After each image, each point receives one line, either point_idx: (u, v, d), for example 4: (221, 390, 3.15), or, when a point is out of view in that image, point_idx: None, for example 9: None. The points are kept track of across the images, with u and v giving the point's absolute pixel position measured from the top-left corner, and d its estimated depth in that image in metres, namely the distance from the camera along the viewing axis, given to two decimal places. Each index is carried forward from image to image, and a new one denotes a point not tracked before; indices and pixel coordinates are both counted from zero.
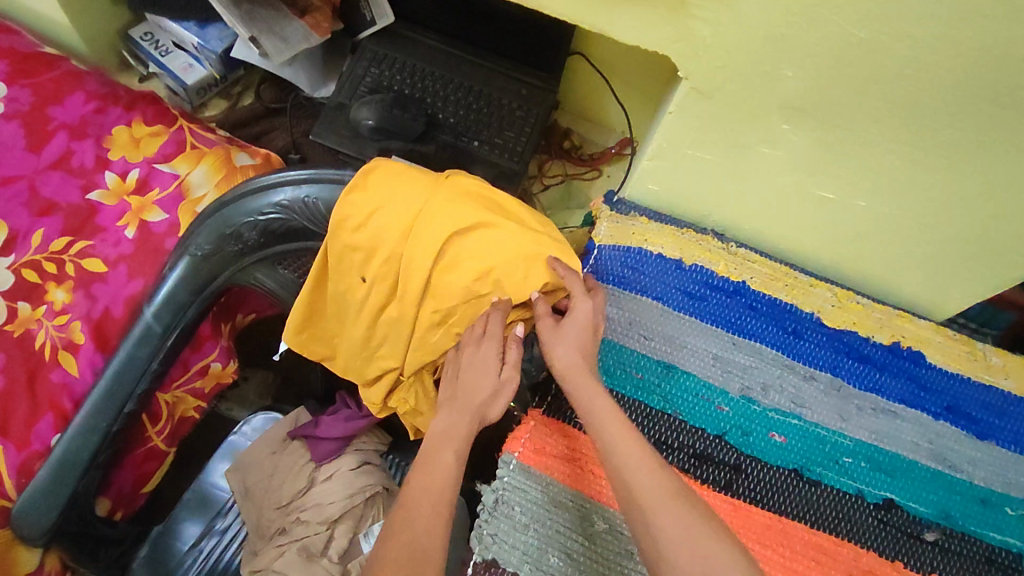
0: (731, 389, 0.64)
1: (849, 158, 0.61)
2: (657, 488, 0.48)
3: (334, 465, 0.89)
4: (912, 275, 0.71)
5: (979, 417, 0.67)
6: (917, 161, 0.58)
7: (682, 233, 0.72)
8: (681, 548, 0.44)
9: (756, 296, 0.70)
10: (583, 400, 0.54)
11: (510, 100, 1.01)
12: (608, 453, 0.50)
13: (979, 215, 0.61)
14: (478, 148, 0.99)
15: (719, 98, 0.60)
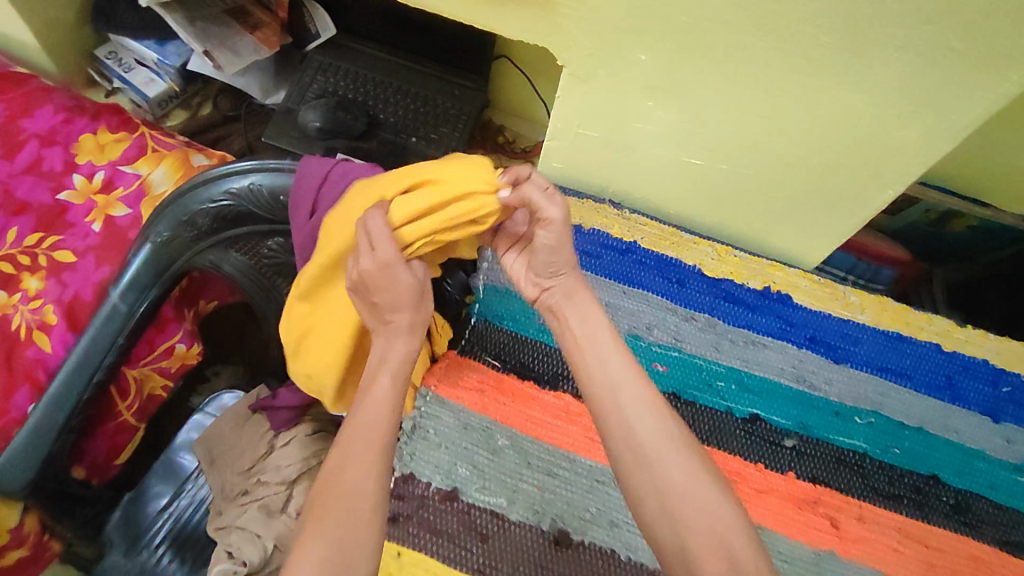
0: (621, 328, 0.75)
1: (707, 129, 0.71)
2: (663, 437, 0.55)
3: (291, 432, 0.99)
4: (782, 230, 0.80)
5: (837, 346, 0.77)
6: (760, 127, 0.68)
7: (582, 203, 0.83)
8: (681, 485, 0.53)
9: (645, 253, 0.81)
10: (591, 328, 0.62)
11: (444, 100, 1.13)
12: (618, 387, 0.58)
13: (820, 172, 0.70)
14: (416, 143, 1.10)
15: (593, 82, 0.70)
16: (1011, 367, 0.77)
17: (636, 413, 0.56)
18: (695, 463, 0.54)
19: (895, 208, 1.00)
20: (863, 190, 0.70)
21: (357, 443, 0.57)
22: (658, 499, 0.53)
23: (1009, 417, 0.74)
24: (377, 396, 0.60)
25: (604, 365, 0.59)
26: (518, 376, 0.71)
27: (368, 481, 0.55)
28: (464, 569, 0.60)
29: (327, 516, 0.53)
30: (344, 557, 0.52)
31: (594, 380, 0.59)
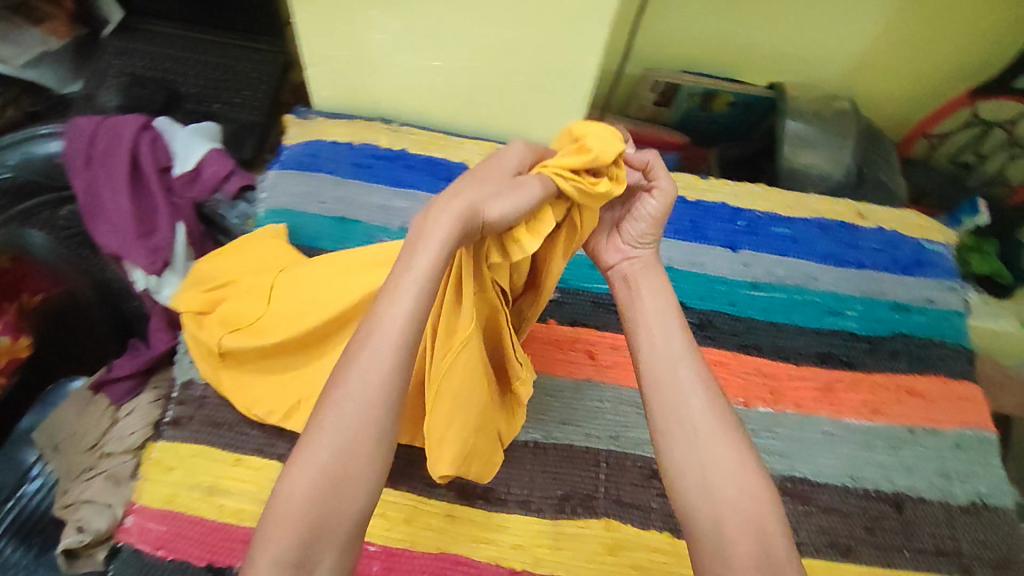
0: (392, 225, 0.82)
1: (430, 30, 0.77)
2: (715, 415, 0.54)
3: (133, 402, 0.91)
4: (535, 121, 0.87)
5: None
6: (471, 20, 0.75)
7: (354, 123, 0.89)
8: (730, 474, 0.51)
9: (413, 158, 0.87)
10: (655, 306, 0.60)
11: (246, 66, 1.17)
12: (679, 364, 0.56)
13: (537, 55, 0.78)
14: (220, 109, 1.14)
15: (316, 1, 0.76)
16: (745, 205, 0.87)
17: (689, 388, 0.55)
18: (743, 447, 0.53)
19: (664, 96, 1.07)
20: (578, 58, 0.77)
21: (364, 363, 0.47)
22: (697, 477, 0.52)
23: (746, 245, 0.84)
24: (395, 311, 0.48)
25: (656, 340, 0.58)
26: None
27: (372, 408, 0.47)
28: (243, 451, 0.64)
29: (318, 444, 0.46)
30: (333, 493, 0.45)
31: (649, 353, 0.57)
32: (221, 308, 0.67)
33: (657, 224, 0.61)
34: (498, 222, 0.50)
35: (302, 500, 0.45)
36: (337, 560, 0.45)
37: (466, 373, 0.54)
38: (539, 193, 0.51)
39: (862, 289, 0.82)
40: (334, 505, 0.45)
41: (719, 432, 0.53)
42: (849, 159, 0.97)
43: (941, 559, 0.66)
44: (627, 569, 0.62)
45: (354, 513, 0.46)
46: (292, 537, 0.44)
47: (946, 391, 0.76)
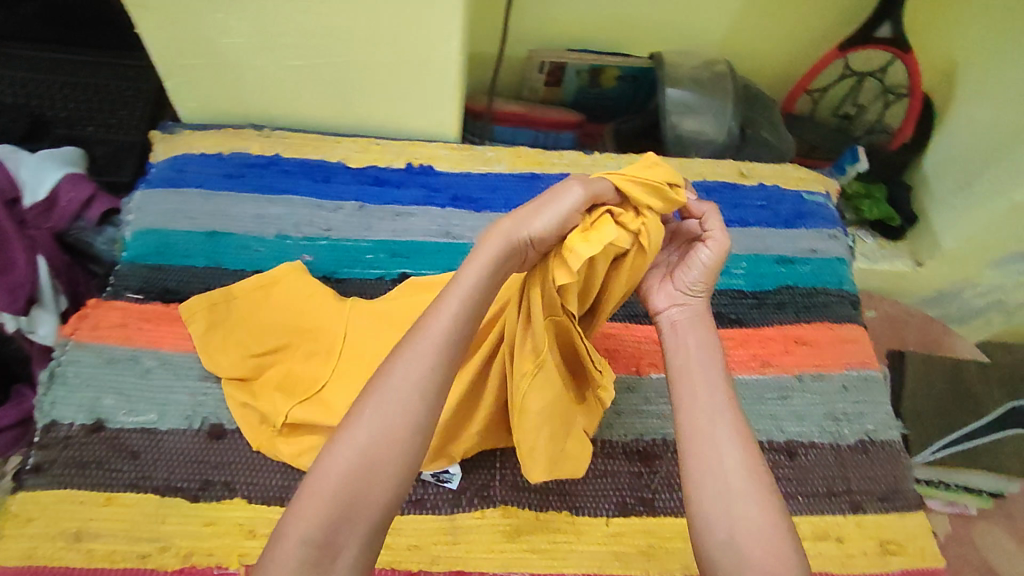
0: (268, 234, 0.77)
1: (283, 27, 0.73)
2: (748, 473, 0.52)
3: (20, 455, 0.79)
4: (411, 111, 0.85)
5: (478, 196, 0.83)
6: (322, 13, 0.71)
7: (222, 133, 0.84)
8: (760, 531, 0.50)
9: (288, 162, 0.83)
10: (699, 356, 0.59)
11: (119, 84, 1.03)
12: (718, 417, 0.55)
13: (399, 43, 0.75)
14: (94, 133, 0.99)
15: (154, 6, 0.70)
16: None
17: (724, 445, 0.54)
18: (772, 508, 0.51)
19: (554, 77, 1.07)
20: (441, 43, 0.75)
21: (412, 355, 0.49)
22: (723, 532, 0.50)
23: None
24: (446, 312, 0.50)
25: (697, 393, 0.57)
26: (163, 300, 0.71)
27: (415, 398, 0.48)
28: (115, 489, 0.60)
29: (360, 428, 0.47)
30: (369, 476, 0.46)
31: (687, 403, 0.56)
32: (271, 374, 0.66)
33: (712, 269, 0.60)
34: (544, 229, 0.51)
35: (339, 477, 0.45)
36: (361, 552, 0.45)
37: (541, 397, 0.55)
38: (581, 195, 0.52)
39: (747, 248, 0.83)
40: (362, 491, 0.45)
41: (751, 490, 0.51)
42: (731, 120, 0.98)
43: (833, 500, 0.67)
44: (527, 554, 0.61)
45: (383, 502, 0.46)
46: (322, 515, 0.44)
47: (832, 336, 0.78)
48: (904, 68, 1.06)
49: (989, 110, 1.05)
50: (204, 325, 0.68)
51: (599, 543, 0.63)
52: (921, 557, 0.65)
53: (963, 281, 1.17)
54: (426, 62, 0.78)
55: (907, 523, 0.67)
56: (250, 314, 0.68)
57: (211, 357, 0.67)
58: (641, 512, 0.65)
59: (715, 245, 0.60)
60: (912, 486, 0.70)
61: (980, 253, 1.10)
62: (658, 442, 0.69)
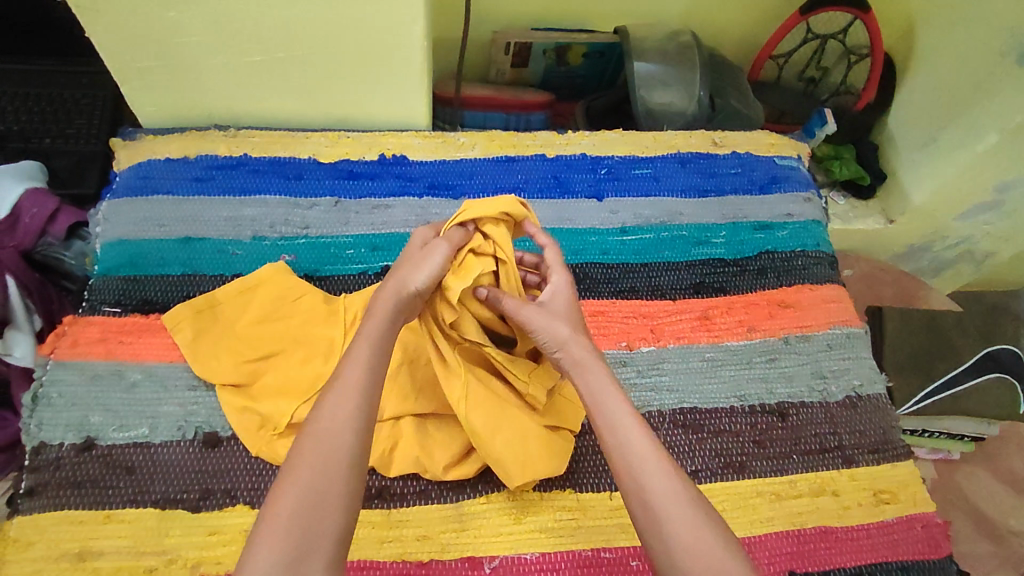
0: (244, 236, 0.75)
1: (240, 22, 0.70)
2: (682, 498, 0.48)
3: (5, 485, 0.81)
4: (380, 101, 0.84)
5: (454, 183, 0.82)
6: (280, 5, 0.69)
7: (185, 135, 0.81)
8: (698, 553, 0.46)
9: (257, 161, 0.81)
10: (593, 382, 0.54)
11: (72, 92, 0.99)
12: (625, 446, 0.50)
13: (362, 31, 0.73)
14: (51, 144, 0.95)
15: (103, 8, 0.67)
16: (605, 152, 0.87)
17: (653, 476, 0.49)
18: (714, 528, 0.47)
19: (520, 57, 1.06)
20: (404, 28, 0.73)
21: (336, 397, 0.50)
22: (673, 569, 0.46)
23: (611, 192, 0.84)
24: (358, 359, 0.52)
25: (614, 426, 0.51)
26: (143, 311, 0.69)
27: (348, 433, 0.49)
28: (113, 506, 0.59)
29: (297, 476, 0.47)
30: (314, 512, 0.46)
31: (605, 438, 0.51)
32: (268, 380, 0.66)
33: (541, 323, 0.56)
34: (430, 277, 0.55)
35: (286, 518, 0.45)
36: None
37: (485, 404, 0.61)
38: (443, 247, 0.56)
39: (725, 216, 0.84)
40: (314, 523, 0.45)
41: (690, 516, 0.48)
42: (700, 90, 0.98)
43: (826, 456, 0.69)
44: (536, 535, 0.62)
45: (336, 534, 0.46)
46: (278, 561, 0.44)
47: (814, 298, 0.79)
48: (865, 27, 1.10)
49: (948, 65, 1.07)
50: (191, 333, 0.67)
51: (605, 517, 0.64)
52: (914, 503, 0.68)
53: (933, 234, 1.21)
54: (390, 51, 0.76)
55: (897, 472, 0.70)
56: (239, 318, 0.68)
57: (203, 363, 0.66)
58: None
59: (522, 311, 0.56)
60: (899, 436, 0.72)
61: (948, 207, 1.13)
62: (653, 415, 0.70)
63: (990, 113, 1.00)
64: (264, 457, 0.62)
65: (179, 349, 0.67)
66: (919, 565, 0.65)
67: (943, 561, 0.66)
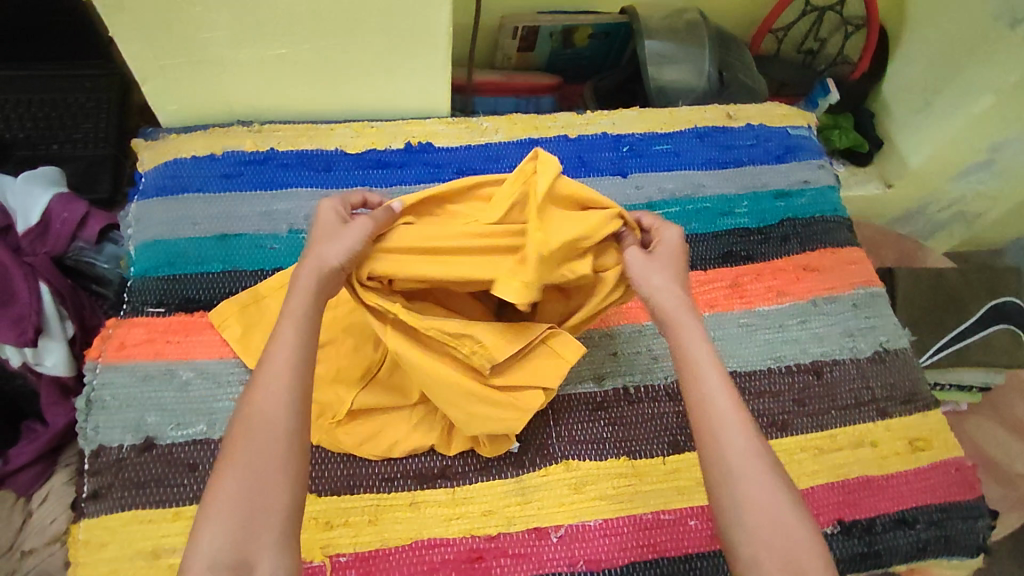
0: (280, 230, 0.75)
1: (266, 14, 0.70)
2: (755, 456, 0.50)
3: (46, 486, 0.75)
4: (402, 90, 0.84)
5: (482, 167, 0.83)
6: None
7: (210, 133, 0.81)
8: (762, 512, 0.48)
9: (284, 155, 0.80)
10: (683, 341, 0.56)
11: (76, 96, 0.96)
12: (708, 403, 0.52)
13: (389, 20, 0.73)
14: (60, 150, 0.94)
15: (130, 7, 0.67)
16: (624, 130, 0.89)
17: (727, 430, 0.51)
18: (781, 486, 0.50)
19: (527, 41, 1.06)
20: (430, 16, 0.73)
21: (265, 382, 0.50)
22: (735, 522, 0.49)
23: (634, 168, 0.86)
24: (284, 341, 0.52)
25: (702, 378, 0.54)
26: (187, 310, 0.69)
27: (283, 413, 0.49)
28: (181, 503, 0.59)
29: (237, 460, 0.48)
30: (254, 495, 0.47)
31: (688, 393, 0.54)
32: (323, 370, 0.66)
33: (637, 273, 0.59)
34: (345, 251, 0.55)
35: (226, 505, 0.46)
36: (276, 557, 0.46)
37: (436, 374, 0.58)
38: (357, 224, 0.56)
39: (746, 186, 0.87)
40: (254, 507, 0.46)
41: (759, 472, 0.50)
42: (708, 66, 1.00)
43: (862, 409, 0.72)
44: (597, 502, 0.64)
45: (283, 508, 0.47)
46: (222, 542, 0.45)
47: (837, 260, 0.82)
48: None
49: (940, 32, 1.10)
50: (240, 329, 0.67)
51: (660, 481, 0.66)
52: (946, 449, 0.71)
53: (929, 197, 1.25)
54: (415, 38, 0.76)
55: (929, 420, 0.73)
56: (284, 312, 0.67)
57: (255, 355, 0.66)
58: (693, 447, 0.68)
59: (629, 252, 0.60)
60: (927, 387, 0.76)
61: (945, 169, 1.17)
62: None
63: (985, 75, 1.03)
64: (327, 445, 0.63)
65: (229, 344, 0.67)
66: (957, 506, 0.69)
67: (978, 501, 0.69)
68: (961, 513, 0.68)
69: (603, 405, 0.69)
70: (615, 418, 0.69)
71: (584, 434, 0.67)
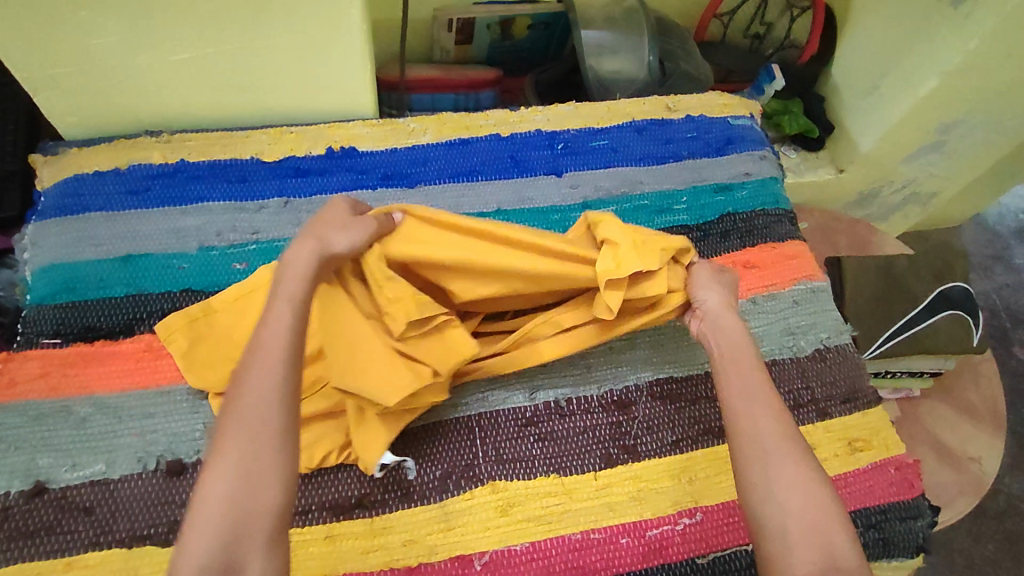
0: (189, 248, 0.71)
1: (157, 17, 0.65)
2: (789, 440, 0.53)
3: None
4: (321, 93, 0.79)
5: (409, 171, 0.79)
6: None
7: (114, 145, 0.76)
8: (794, 491, 0.50)
9: (196, 167, 0.76)
10: (726, 336, 0.60)
11: None
12: (749, 390, 0.56)
13: (292, 19, 0.68)
14: None
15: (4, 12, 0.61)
16: (560, 127, 0.85)
17: (760, 415, 0.54)
18: (811, 469, 0.51)
19: (463, 34, 1.02)
20: (339, 14, 0.69)
21: (257, 372, 0.50)
22: (764, 495, 0.50)
23: (569, 167, 0.83)
24: (274, 329, 0.53)
25: (740, 373, 0.57)
26: (86, 340, 0.65)
27: (273, 410, 0.49)
28: (74, 552, 0.56)
29: (226, 460, 0.47)
30: (248, 490, 0.46)
31: (732, 380, 0.57)
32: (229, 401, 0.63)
33: (699, 285, 0.63)
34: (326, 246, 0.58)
35: (220, 500, 0.46)
36: (266, 560, 0.45)
37: (354, 323, 0.58)
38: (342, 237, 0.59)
39: (684, 182, 0.84)
40: (250, 500, 0.46)
41: (792, 453, 0.52)
42: (649, 56, 0.96)
43: (801, 411, 0.70)
44: (524, 525, 0.62)
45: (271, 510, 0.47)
46: (214, 537, 0.45)
47: (777, 256, 0.80)
48: None
49: (885, 13, 1.08)
50: (186, 342, 0.64)
51: (591, 498, 0.64)
52: (886, 448, 0.70)
53: (882, 179, 1.23)
54: (327, 38, 0.72)
55: (869, 419, 0.71)
56: (235, 326, 0.65)
57: (198, 372, 0.63)
58: (626, 460, 0.66)
59: (698, 265, 0.64)
60: (869, 384, 0.74)
61: (895, 153, 1.15)
62: (631, 390, 0.69)
63: (926, 58, 1.00)
64: None
65: (173, 359, 0.64)
66: (895, 507, 0.67)
67: (917, 500, 0.68)
68: (899, 514, 0.67)
69: (534, 420, 0.67)
70: (547, 433, 0.66)
71: (512, 452, 0.65)
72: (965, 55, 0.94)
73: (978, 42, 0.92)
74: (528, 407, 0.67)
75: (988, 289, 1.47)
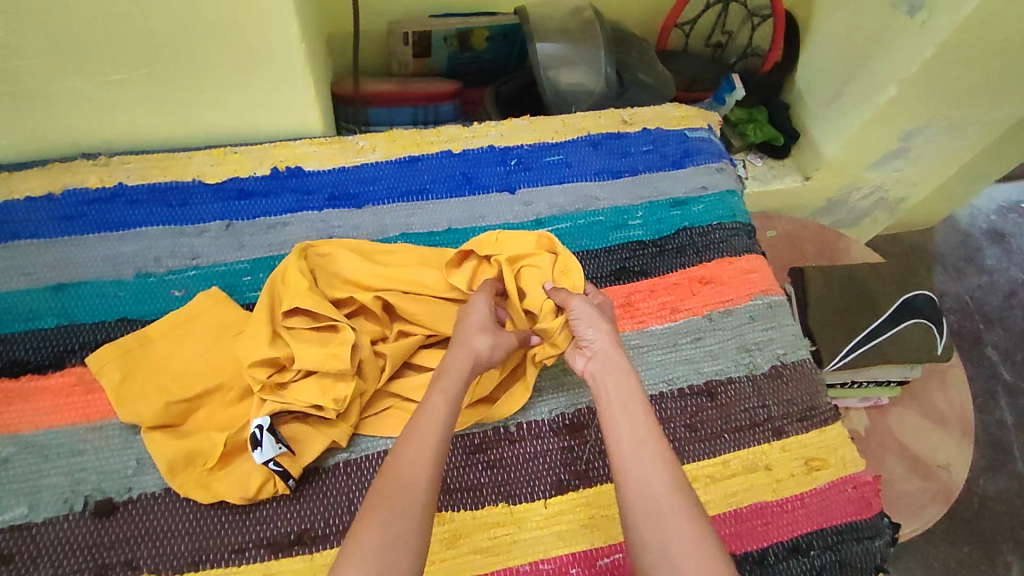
0: (125, 275, 0.69)
1: (80, 37, 0.63)
2: (680, 491, 0.49)
3: None
4: (265, 113, 0.77)
5: (357, 191, 0.77)
6: (118, 14, 0.61)
7: (47, 168, 0.73)
8: (686, 546, 0.46)
9: (134, 190, 0.74)
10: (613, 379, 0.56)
11: None
12: (638, 437, 0.52)
13: (226, 39, 0.66)
14: None
15: None
16: (512, 143, 0.84)
17: (653, 467, 0.50)
18: (706, 525, 0.48)
19: (420, 47, 1.00)
20: (275, 32, 0.67)
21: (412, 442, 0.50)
22: (661, 552, 0.46)
23: (522, 183, 0.81)
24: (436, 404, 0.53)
25: (626, 418, 0.53)
26: (12, 375, 0.62)
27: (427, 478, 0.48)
28: None
29: (378, 517, 0.45)
30: (395, 555, 0.44)
31: (619, 426, 0.53)
32: (158, 434, 0.60)
33: (582, 321, 0.60)
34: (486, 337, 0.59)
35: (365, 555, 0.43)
36: None
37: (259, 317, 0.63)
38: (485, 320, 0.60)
39: (640, 196, 0.82)
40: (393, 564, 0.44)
41: (686, 508, 0.48)
42: (606, 67, 0.95)
43: (757, 430, 0.69)
44: (471, 557, 0.60)
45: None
46: None
47: (734, 271, 0.79)
48: None
49: (843, 21, 1.07)
50: (119, 374, 0.61)
51: (541, 527, 0.62)
52: (843, 466, 0.69)
53: (849, 185, 1.23)
54: (263, 55, 0.69)
55: (826, 437, 0.70)
56: (171, 357, 0.63)
57: (129, 407, 0.60)
58: (577, 486, 0.64)
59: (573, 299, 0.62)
60: (826, 400, 0.73)
61: (859, 159, 1.14)
62: (583, 412, 0.68)
63: (885, 66, 0.99)
64: (167, 517, 0.57)
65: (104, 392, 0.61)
66: (852, 527, 0.66)
67: (874, 519, 0.67)
68: (856, 534, 0.66)
69: (483, 447, 0.65)
70: (495, 460, 0.64)
71: (460, 482, 0.63)
72: (922, 63, 0.93)
73: (934, 51, 0.91)
74: (477, 433, 0.66)
75: (960, 292, 1.47)
